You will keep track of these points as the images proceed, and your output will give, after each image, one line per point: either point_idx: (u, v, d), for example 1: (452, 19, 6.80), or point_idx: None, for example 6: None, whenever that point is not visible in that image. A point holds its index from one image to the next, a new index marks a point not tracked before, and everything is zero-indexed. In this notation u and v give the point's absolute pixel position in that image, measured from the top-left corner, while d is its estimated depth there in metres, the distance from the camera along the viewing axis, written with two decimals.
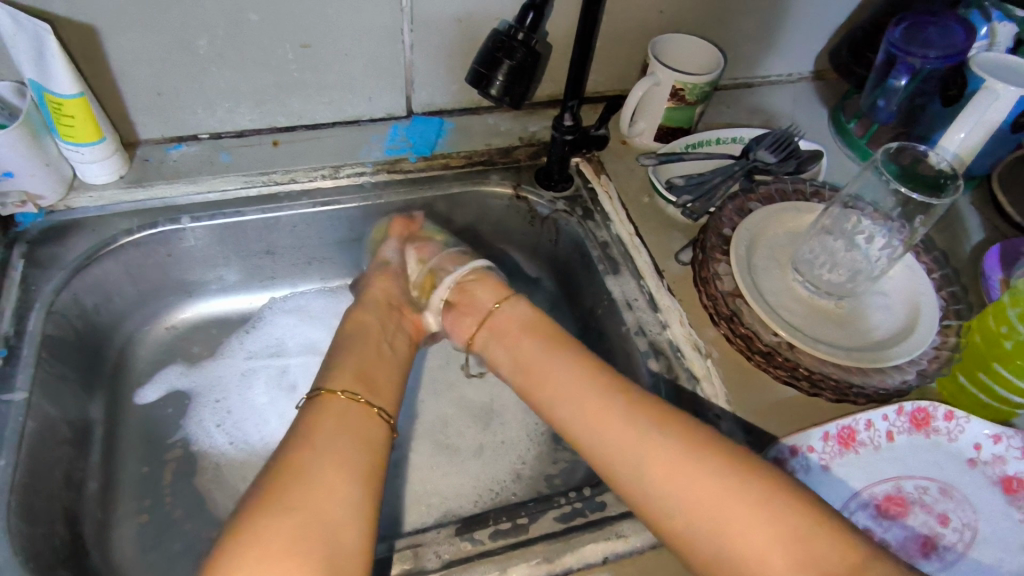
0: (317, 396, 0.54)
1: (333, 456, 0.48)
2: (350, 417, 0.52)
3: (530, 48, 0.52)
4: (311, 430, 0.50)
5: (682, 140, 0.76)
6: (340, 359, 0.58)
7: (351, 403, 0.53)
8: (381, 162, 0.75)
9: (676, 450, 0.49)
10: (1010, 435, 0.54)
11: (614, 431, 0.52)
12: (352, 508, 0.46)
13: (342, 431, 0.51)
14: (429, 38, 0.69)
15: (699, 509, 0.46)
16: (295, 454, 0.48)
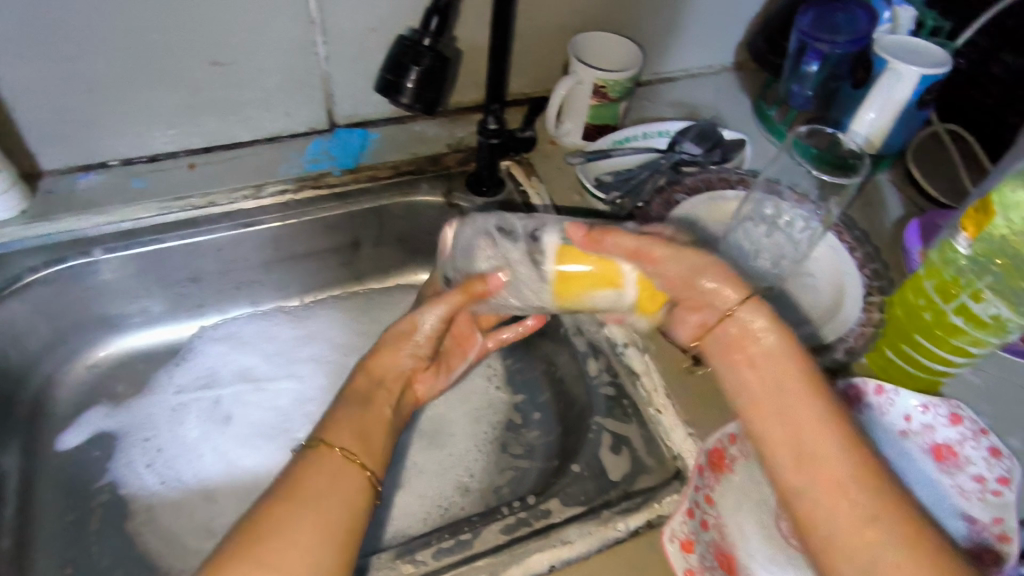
0: (303, 450, 0.49)
1: (310, 528, 0.43)
2: (336, 483, 0.46)
3: (438, 52, 0.51)
4: (290, 494, 0.45)
5: (609, 137, 0.76)
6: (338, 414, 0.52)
7: (343, 462, 0.48)
8: (304, 177, 0.73)
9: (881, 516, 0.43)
10: (937, 403, 0.55)
11: (809, 477, 0.46)
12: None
13: (327, 497, 0.45)
14: (344, 49, 0.68)
15: None
16: (271, 521, 0.43)
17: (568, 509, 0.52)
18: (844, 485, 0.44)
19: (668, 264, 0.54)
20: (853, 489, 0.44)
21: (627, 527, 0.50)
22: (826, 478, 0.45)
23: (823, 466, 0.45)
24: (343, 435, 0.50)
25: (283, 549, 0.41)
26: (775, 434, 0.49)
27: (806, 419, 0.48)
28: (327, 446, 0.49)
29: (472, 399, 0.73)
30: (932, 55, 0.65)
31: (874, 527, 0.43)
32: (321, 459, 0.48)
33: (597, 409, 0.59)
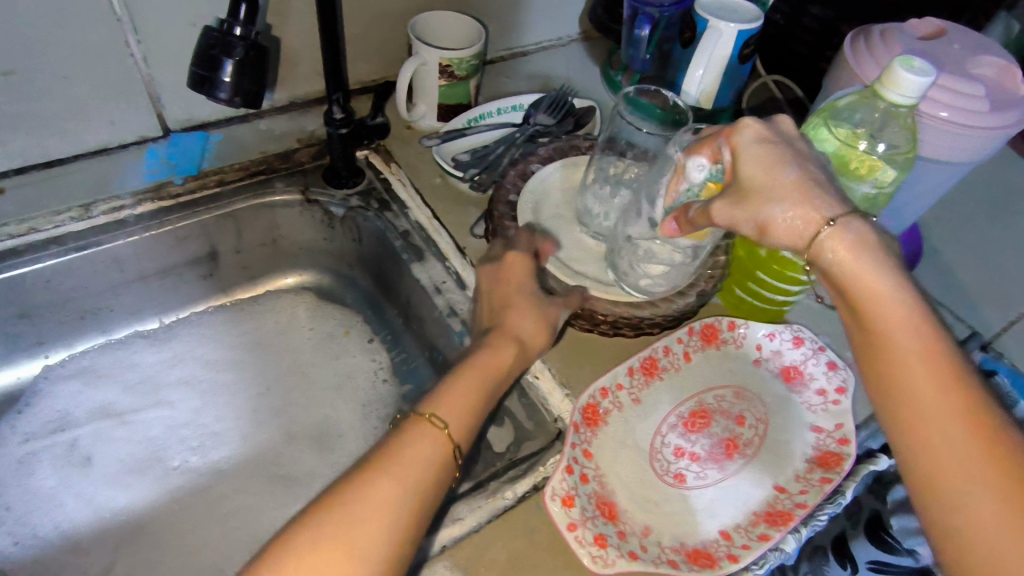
0: (411, 414, 0.47)
1: (382, 505, 0.41)
2: (427, 460, 0.45)
3: (251, 41, 0.48)
4: (389, 459, 0.44)
5: (463, 116, 0.76)
6: (458, 378, 0.50)
7: (432, 433, 0.46)
8: (142, 190, 0.68)
9: (961, 437, 0.37)
10: (780, 330, 0.60)
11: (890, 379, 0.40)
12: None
13: (413, 476, 0.43)
14: (163, 48, 0.63)
15: (960, 507, 0.37)
16: (354, 488, 0.42)
17: (457, 488, 0.53)
18: (923, 391, 0.39)
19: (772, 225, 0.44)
20: (997, 488, 0.36)
21: (514, 494, 0.52)
22: (970, 479, 0.37)
23: (906, 369, 0.39)
24: (456, 418, 0.47)
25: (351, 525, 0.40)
26: (905, 423, 0.39)
27: (943, 406, 0.38)
28: (435, 425, 0.46)
29: (359, 396, 0.72)
30: (744, 11, 0.70)
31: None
32: (422, 433, 0.46)
33: None
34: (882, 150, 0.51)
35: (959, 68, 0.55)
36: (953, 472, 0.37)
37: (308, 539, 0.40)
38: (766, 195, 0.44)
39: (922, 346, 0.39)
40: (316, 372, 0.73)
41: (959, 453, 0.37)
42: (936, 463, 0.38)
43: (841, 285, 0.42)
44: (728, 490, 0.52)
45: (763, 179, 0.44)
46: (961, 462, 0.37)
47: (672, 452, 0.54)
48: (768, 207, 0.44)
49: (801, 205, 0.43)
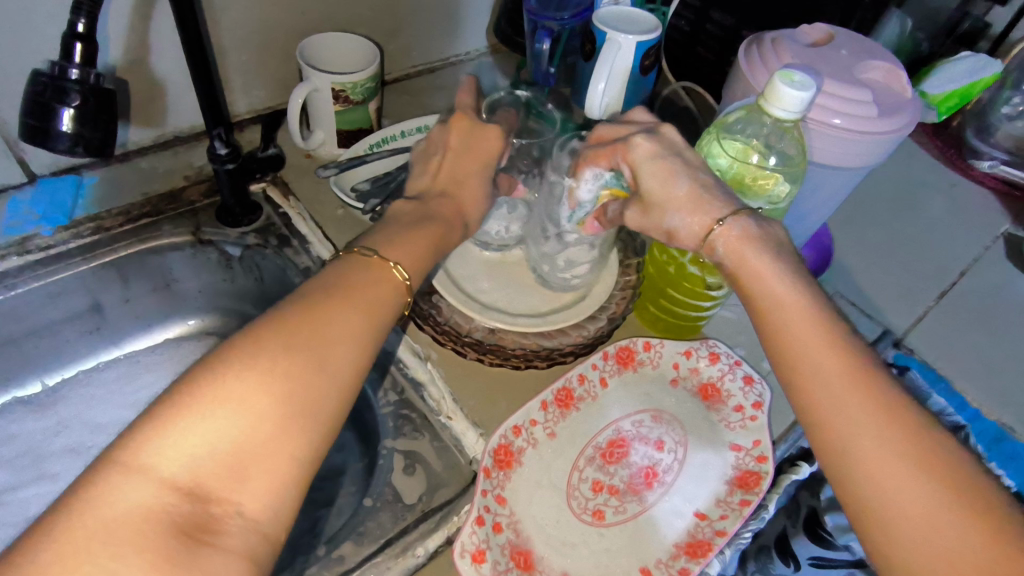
0: (369, 250, 0.47)
1: (329, 349, 0.40)
2: (389, 308, 0.45)
3: (90, 86, 0.44)
4: (353, 293, 0.43)
5: (364, 141, 0.73)
6: (416, 233, 0.50)
7: (388, 273, 0.46)
8: (4, 245, 0.62)
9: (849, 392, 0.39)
10: (696, 347, 0.59)
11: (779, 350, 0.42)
12: (319, 430, 0.38)
13: (374, 312, 0.43)
14: (13, 88, 0.57)
15: (852, 457, 0.37)
16: (304, 316, 0.40)
17: (363, 549, 0.49)
18: (808, 358, 0.40)
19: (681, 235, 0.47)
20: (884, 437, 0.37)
21: (425, 550, 0.49)
22: (877, 452, 0.37)
23: (795, 338, 0.41)
24: (411, 264, 0.48)
25: (318, 339, 0.40)
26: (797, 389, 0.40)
27: (833, 369, 0.39)
28: (394, 266, 0.46)
29: None
30: (642, 21, 0.69)
31: (942, 511, 0.35)
32: (382, 272, 0.46)
33: (385, 432, 0.56)
34: (774, 163, 0.50)
35: (848, 75, 0.55)
36: (843, 425, 0.38)
37: (277, 344, 0.38)
38: (664, 206, 0.47)
39: (815, 328, 0.41)
40: None
41: (863, 427, 0.38)
42: (829, 418, 0.39)
43: (736, 274, 0.44)
44: (652, 524, 0.51)
45: (661, 187, 0.47)
46: (853, 420, 0.38)
47: (590, 487, 0.52)
48: (668, 219, 0.47)
49: (696, 213, 0.46)
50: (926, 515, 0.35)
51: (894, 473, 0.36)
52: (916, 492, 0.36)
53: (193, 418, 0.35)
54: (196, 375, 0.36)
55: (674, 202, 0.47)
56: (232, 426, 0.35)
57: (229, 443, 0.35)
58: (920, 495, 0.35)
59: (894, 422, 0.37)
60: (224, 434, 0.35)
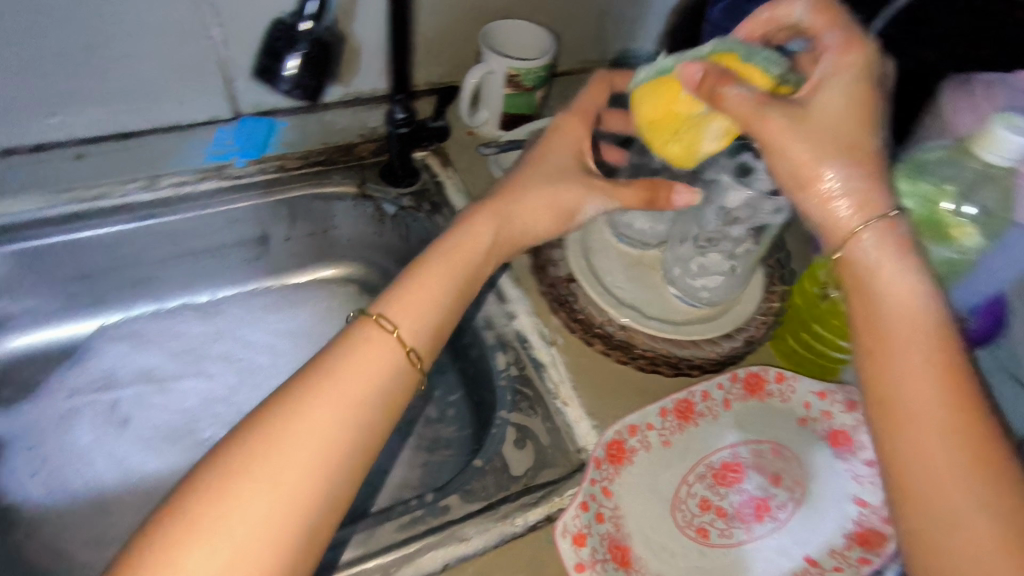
0: (363, 319, 0.46)
1: (327, 441, 0.40)
2: (394, 378, 0.45)
3: (315, 39, 0.48)
4: (329, 373, 0.43)
5: (526, 127, 0.75)
6: (429, 276, 0.49)
7: (362, 335, 0.45)
8: (204, 168, 0.70)
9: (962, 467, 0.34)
10: (834, 391, 0.55)
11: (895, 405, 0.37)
12: (319, 504, 0.39)
13: (370, 391, 0.43)
14: (242, 33, 0.64)
15: (949, 545, 0.33)
16: (301, 404, 0.41)
17: (468, 505, 0.51)
18: (923, 408, 0.36)
19: (816, 195, 0.43)
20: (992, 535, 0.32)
21: (525, 522, 0.50)
22: (980, 559, 0.32)
23: (912, 395, 0.36)
24: (411, 326, 0.46)
25: (317, 429, 0.40)
26: (896, 454, 0.36)
27: (948, 437, 0.34)
28: (389, 333, 0.46)
29: None
30: None
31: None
32: (374, 336, 0.45)
33: (502, 404, 0.58)
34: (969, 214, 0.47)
35: None
36: (944, 507, 0.34)
37: (271, 434, 0.40)
38: (824, 156, 0.42)
39: (923, 380, 0.36)
40: None
41: (964, 525, 0.33)
42: (927, 495, 0.34)
43: (865, 286, 0.40)
44: (752, 556, 0.49)
45: (804, 134, 0.42)
46: (963, 494, 0.33)
47: (697, 503, 0.51)
48: (824, 168, 0.42)
49: (863, 190, 0.41)
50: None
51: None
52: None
53: (194, 543, 0.36)
54: (202, 477, 0.38)
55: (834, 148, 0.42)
56: (220, 531, 0.36)
57: (227, 558, 0.36)
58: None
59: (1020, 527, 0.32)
60: (217, 549, 0.36)
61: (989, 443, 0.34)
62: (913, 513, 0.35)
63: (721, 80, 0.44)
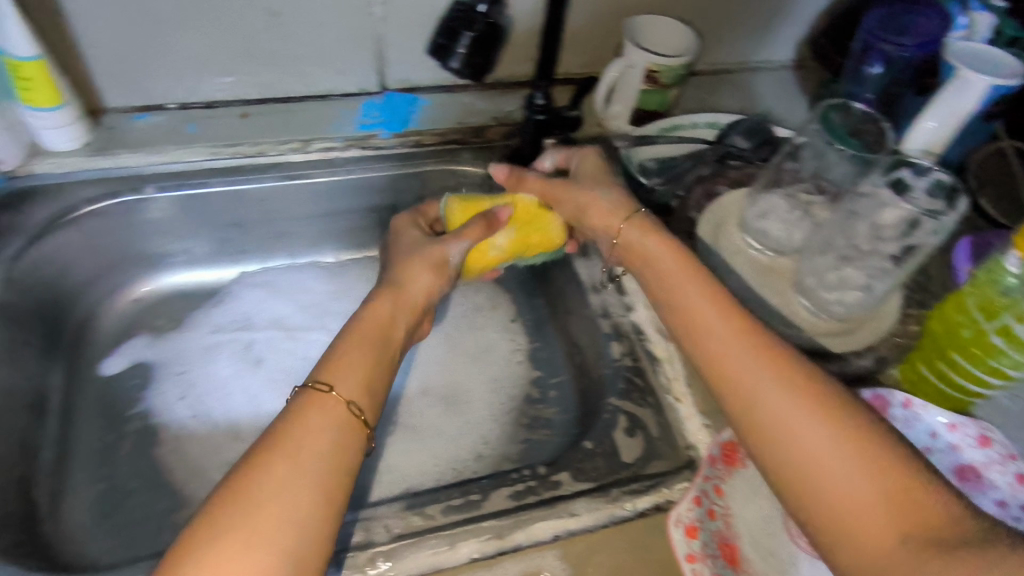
0: (300, 389, 0.46)
1: (291, 498, 0.39)
2: (345, 449, 0.44)
3: (491, 20, 0.50)
4: (280, 442, 0.42)
5: (656, 123, 0.75)
6: (351, 347, 0.50)
7: (323, 398, 0.45)
8: (352, 137, 0.74)
9: (805, 419, 0.40)
10: (965, 424, 0.49)
11: (733, 396, 0.44)
12: (298, 540, 0.38)
13: (310, 457, 0.42)
14: (401, 12, 0.67)
15: (823, 491, 0.38)
16: (250, 481, 0.40)
17: (579, 484, 0.53)
18: (761, 383, 0.42)
19: (597, 208, 0.59)
20: (840, 462, 0.38)
21: (634, 507, 0.51)
22: (811, 458, 0.39)
23: (741, 372, 0.43)
24: (347, 382, 0.47)
25: (271, 496, 0.39)
26: (755, 433, 0.42)
27: (785, 396, 0.41)
28: (329, 393, 0.46)
29: (492, 371, 0.74)
30: (1003, 63, 0.62)
31: (890, 514, 0.36)
32: (314, 402, 0.45)
33: (614, 391, 0.60)
34: None
35: None
36: (805, 464, 0.39)
37: (227, 517, 0.38)
38: (595, 184, 0.59)
39: (750, 357, 0.44)
40: (457, 336, 0.77)
41: (795, 435, 0.40)
42: (794, 460, 0.40)
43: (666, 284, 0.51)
44: None
45: (597, 176, 0.61)
46: (815, 442, 0.39)
47: None
48: (598, 194, 0.59)
49: (621, 197, 0.58)
50: (876, 523, 0.36)
51: (864, 506, 0.37)
52: (859, 494, 0.37)
53: None
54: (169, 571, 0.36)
55: (587, 190, 0.59)
56: None
57: None
58: (865, 498, 0.37)
59: (854, 453, 0.38)
60: None
61: (790, 360, 0.43)
62: (792, 482, 0.40)
63: (581, 158, 0.64)
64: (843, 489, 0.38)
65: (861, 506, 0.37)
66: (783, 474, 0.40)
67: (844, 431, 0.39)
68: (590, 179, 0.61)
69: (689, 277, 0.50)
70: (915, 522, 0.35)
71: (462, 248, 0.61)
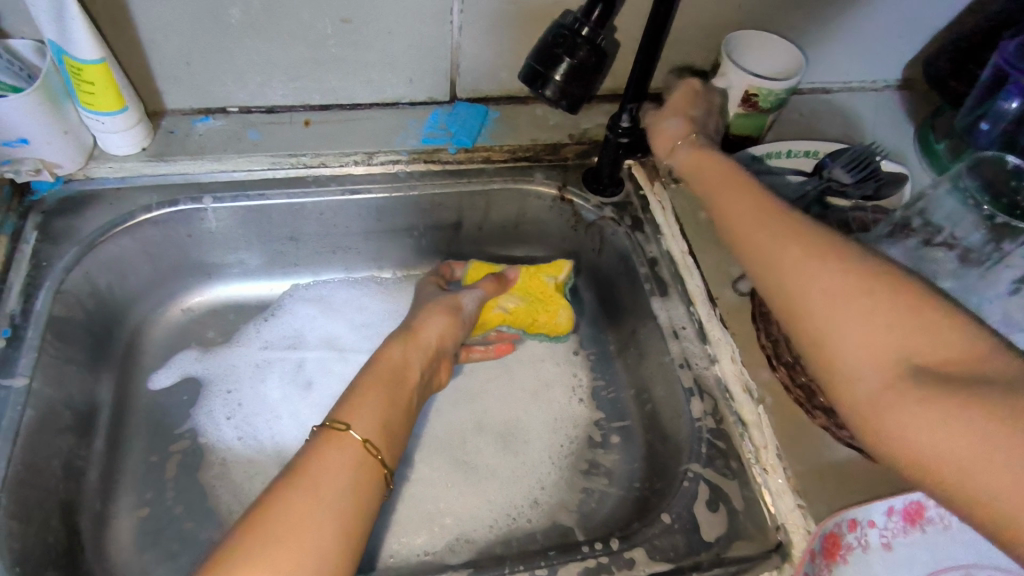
0: (320, 426, 0.45)
1: (327, 523, 0.39)
2: (369, 497, 0.43)
3: (595, 45, 0.47)
4: (300, 474, 0.41)
5: (748, 150, 0.68)
6: (365, 390, 0.49)
7: (344, 437, 0.44)
8: (418, 151, 0.68)
9: (841, 285, 0.38)
10: None
11: (765, 274, 0.43)
12: (323, 565, 0.38)
13: (331, 485, 0.41)
14: (481, 20, 0.62)
15: (852, 355, 0.37)
16: (281, 512, 0.39)
17: (655, 564, 0.48)
18: (793, 260, 0.41)
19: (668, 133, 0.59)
20: (873, 321, 0.37)
21: None
22: (832, 304, 0.38)
23: (772, 254, 0.43)
24: (365, 422, 0.46)
25: (294, 529, 0.38)
26: (784, 304, 0.41)
27: (817, 269, 0.40)
28: (346, 432, 0.44)
29: (553, 408, 0.70)
30: None
31: (906, 351, 0.36)
32: (329, 438, 0.44)
33: (694, 456, 0.54)
34: None
35: None
36: (831, 331, 0.38)
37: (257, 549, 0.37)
38: (672, 114, 0.60)
39: (782, 235, 0.43)
40: (515, 367, 0.72)
41: (821, 300, 0.39)
42: (818, 329, 0.39)
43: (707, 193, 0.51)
44: None
45: (682, 108, 0.61)
46: (844, 309, 0.38)
47: None
48: (667, 121, 0.59)
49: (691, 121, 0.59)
50: (894, 363, 0.36)
51: (889, 366, 0.36)
52: (878, 333, 0.37)
53: None
54: None
55: (664, 124, 0.60)
56: None
57: None
58: (888, 356, 0.36)
59: (892, 319, 0.36)
60: None
61: (826, 241, 0.41)
62: (820, 351, 0.39)
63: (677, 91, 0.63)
64: (861, 332, 0.37)
65: (879, 344, 0.36)
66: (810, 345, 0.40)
67: (882, 298, 0.37)
68: (677, 108, 0.61)
69: (728, 184, 0.50)
70: (926, 355, 0.35)
71: (475, 297, 0.64)
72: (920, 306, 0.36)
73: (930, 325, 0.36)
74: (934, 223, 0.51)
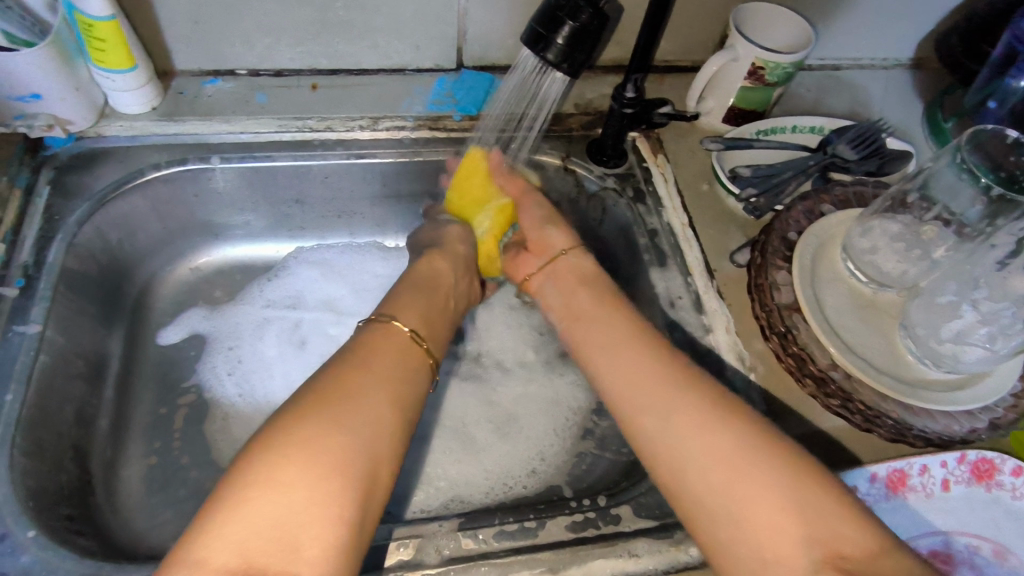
0: (371, 323, 0.48)
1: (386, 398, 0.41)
2: (409, 390, 0.44)
3: (597, 10, 0.47)
4: (358, 357, 0.44)
5: (753, 125, 0.68)
6: (409, 296, 0.53)
7: (411, 344, 0.47)
8: (423, 117, 0.68)
9: (737, 459, 0.40)
10: None
11: (659, 448, 0.43)
12: (385, 432, 0.40)
13: (393, 376, 0.43)
14: None
15: (752, 544, 0.38)
16: (352, 378, 0.41)
17: (641, 521, 0.49)
18: (688, 433, 0.42)
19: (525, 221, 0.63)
20: (774, 502, 0.39)
21: (699, 554, 0.47)
22: (727, 500, 0.40)
23: (671, 427, 0.43)
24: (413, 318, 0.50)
25: (351, 398, 0.40)
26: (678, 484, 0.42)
27: (712, 444, 0.41)
28: (397, 324, 0.48)
29: (550, 374, 0.71)
30: None
31: (811, 537, 0.37)
32: (387, 337, 0.47)
33: None
34: None
35: None
36: (730, 514, 0.39)
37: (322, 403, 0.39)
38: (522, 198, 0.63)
39: (676, 408, 0.44)
40: (514, 334, 0.74)
41: (718, 483, 0.40)
42: (720, 510, 0.40)
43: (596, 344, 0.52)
44: None
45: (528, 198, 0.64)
46: (739, 490, 0.40)
47: None
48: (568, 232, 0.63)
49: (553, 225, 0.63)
50: (792, 547, 0.37)
51: (787, 550, 0.37)
52: (781, 528, 0.38)
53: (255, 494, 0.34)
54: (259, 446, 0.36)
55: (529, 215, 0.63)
56: (268, 494, 0.34)
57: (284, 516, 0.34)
58: (784, 537, 0.38)
59: (785, 495, 0.39)
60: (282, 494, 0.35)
61: (716, 409, 0.43)
62: (712, 532, 0.40)
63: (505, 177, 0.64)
64: (756, 506, 0.39)
65: (772, 525, 0.38)
66: (709, 527, 0.40)
67: (771, 478, 0.39)
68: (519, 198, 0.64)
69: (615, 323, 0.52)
70: (823, 541, 0.37)
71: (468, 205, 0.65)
72: (801, 482, 0.39)
73: (818, 500, 0.38)
74: (931, 197, 0.55)
